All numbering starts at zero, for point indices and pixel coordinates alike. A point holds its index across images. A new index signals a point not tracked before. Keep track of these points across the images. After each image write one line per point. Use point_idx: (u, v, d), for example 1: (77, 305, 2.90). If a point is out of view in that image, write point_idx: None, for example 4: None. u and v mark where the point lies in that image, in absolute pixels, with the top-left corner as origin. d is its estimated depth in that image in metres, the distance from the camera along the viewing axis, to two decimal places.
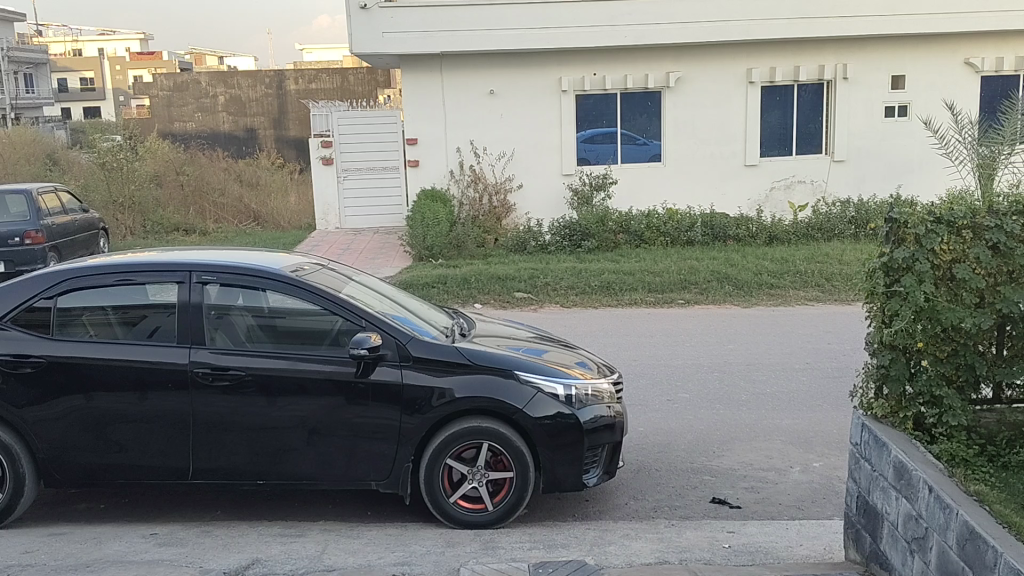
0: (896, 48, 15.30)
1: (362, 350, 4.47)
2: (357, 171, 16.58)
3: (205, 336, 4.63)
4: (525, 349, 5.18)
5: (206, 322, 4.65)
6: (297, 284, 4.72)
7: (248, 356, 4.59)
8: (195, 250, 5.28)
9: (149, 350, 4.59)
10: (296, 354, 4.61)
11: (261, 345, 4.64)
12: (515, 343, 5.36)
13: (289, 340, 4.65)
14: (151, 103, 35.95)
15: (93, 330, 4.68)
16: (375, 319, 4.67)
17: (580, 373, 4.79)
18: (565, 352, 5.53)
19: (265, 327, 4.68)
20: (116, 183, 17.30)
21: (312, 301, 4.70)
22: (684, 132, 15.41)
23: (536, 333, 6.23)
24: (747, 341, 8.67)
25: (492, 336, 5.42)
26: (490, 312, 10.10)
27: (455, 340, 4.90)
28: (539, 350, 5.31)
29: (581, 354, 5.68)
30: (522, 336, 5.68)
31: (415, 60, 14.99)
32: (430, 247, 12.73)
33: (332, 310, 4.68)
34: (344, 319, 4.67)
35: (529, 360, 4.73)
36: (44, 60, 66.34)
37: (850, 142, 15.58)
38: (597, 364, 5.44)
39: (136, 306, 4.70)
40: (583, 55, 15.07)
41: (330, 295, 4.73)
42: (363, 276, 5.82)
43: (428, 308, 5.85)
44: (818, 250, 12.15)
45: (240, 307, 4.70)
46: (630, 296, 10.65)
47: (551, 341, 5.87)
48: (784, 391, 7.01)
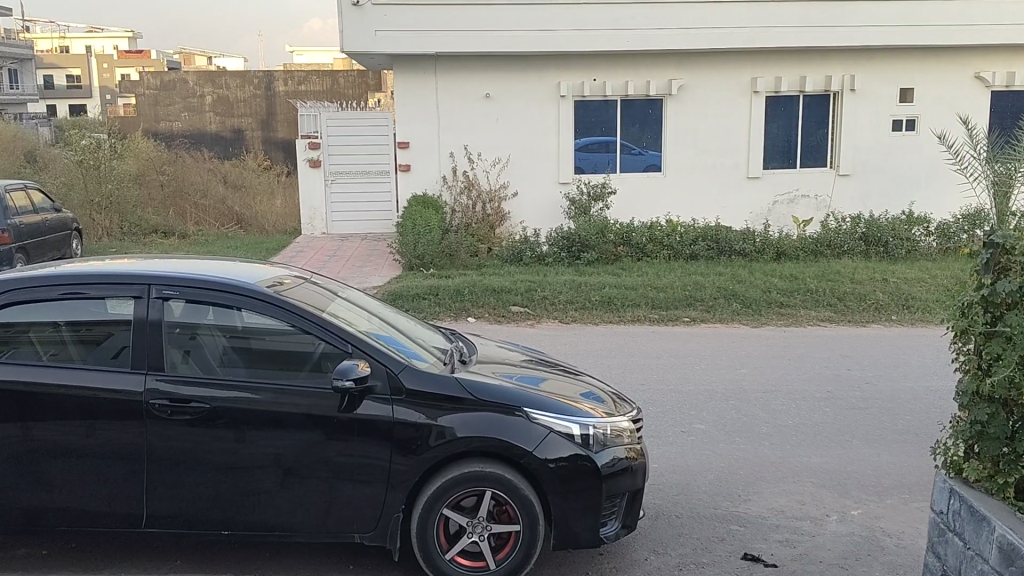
0: (905, 61, 14.85)
1: (350, 383, 3.86)
2: (345, 174, 15.95)
3: (166, 359, 3.99)
4: (529, 379, 4.56)
5: (168, 344, 4.02)
6: (275, 302, 4.10)
7: (216, 384, 3.96)
8: (163, 260, 4.66)
9: (102, 375, 3.96)
10: (270, 383, 3.98)
11: (231, 371, 4.01)
12: (517, 370, 4.74)
13: (264, 366, 4.03)
14: (137, 102, 35.13)
15: (42, 348, 4.05)
16: (364, 346, 4.04)
17: (596, 411, 4.18)
18: (573, 381, 4.92)
19: (237, 350, 4.06)
20: (93, 182, 16.57)
21: (291, 321, 4.07)
22: (686, 142, 14.87)
23: (538, 356, 5.63)
24: (762, 365, 8.10)
25: (492, 362, 4.80)
26: (484, 328, 9.50)
27: (453, 369, 4.29)
28: (542, 378, 4.69)
29: (591, 384, 5.07)
30: (524, 363, 5.06)
31: (408, 61, 14.38)
32: (421, 256, 12.05)
33: (314, 334, 4.05)
34: (326, 342, 4.05)
35: (538, 394, 4.12)
36: (30, 56, 65.41)
37: (856, 156, 15.09)
38: (608, 394, 4.83)
39: (90, 321, 4.07)
40: (583, 60, 14.51)
41: (313, 315, 4.10)
42: (349, 290, 5.19)
43: (421, 328, 5.22)
44: (829, 267, 11.61)
45: (208, 326, 4.08)
46: (633, 313, 10.08)
47: (557, 367, 5.26)
48: (806, 424, 6.45)
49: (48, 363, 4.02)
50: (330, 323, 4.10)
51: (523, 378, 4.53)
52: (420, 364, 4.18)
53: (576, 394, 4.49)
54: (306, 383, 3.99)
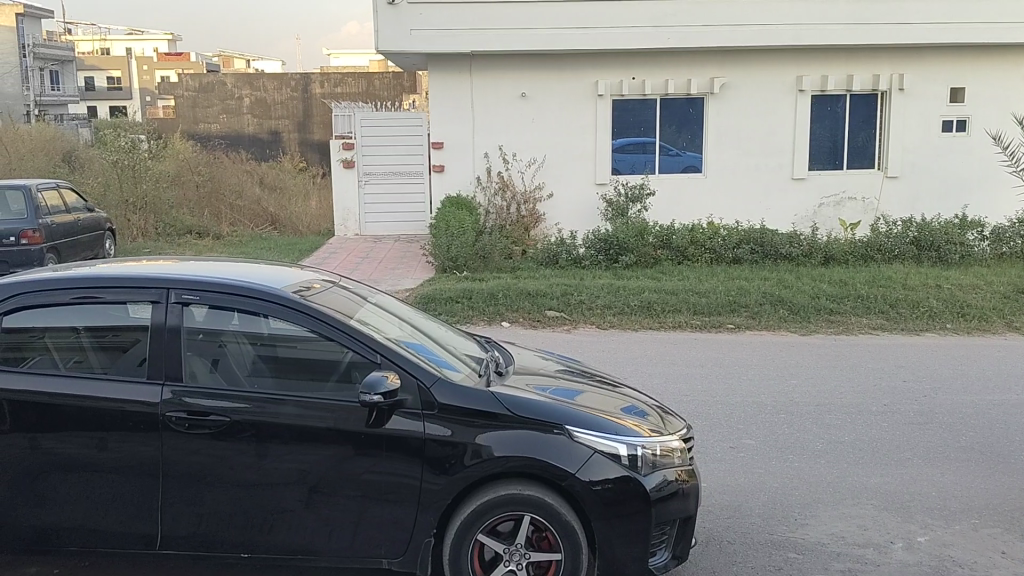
0: (957, 59, 14.33)
1: (377, 398, 3.55)
2: (379, 175, 15.73)
3: (186, 369, 3.74)
4: (569, 392, 4.26)
5: (188, 352, 3.76)
6: (300, 308, 3.82)
7: (237, 395, 3.69)
8: (186, 263, 4.41)
9: (117, 385, 3.71)
10: (295, 395, 3.70)
11: (254, 381, 3.75)
12: (556, 382, 4.43)
13: (288, 377, 3.76)
14: (176, 103, 35.30)
15: (58, 355, 3.82)
16: (394, 357, 3.75)
17: (643, 429, 3.87)
18: (616, 394, 4.60)
19: (260, 359, 3.80)
20: (128, 182, 16.53)
21: (318, 328, 3.79)
22: (727, 142, 14.46)
23: (578, 366, 5.31)
24: (812, 376, 7.71)
25: (530, 373, 4.50)
26: (520, 334, 9.22)
27: (490, 382, 3.99)
28: (582, 392, 4.38)
29: (634, 397, 4.74)
30: (563, 373, 4.75)
31: (444, 60, 14.14)
32: (454, 258, 11.76)
33: (341, 342, 3.77)
34: (354, 352, 3.76)
35: (580, 410, 3.82)
36: (71, 58, 66.32)
37: (905, 157, 14.57)
38: (653, 408, 4.51)
39: (106, 327, 3.82)
40: (623, 58, 14.17)
41: (340, 323, 3.82)
42: (379, 295, 4.91)
43: (454, 335, 4.93)
44: (879, 272, 11.17)
45: (230, 333, 3.82)
46: (674, 319, 9.74)
47: (597, 378, 4.94)
48: (863, 440, 6.07)
49: (64, 371, 3.79)
50: (358, 331, 3.81)
51: (562, 391, 4.23)
52: (455, 376, 3.88)
53: (620, 409, 4.17)
54: (333, 395, 3.71)
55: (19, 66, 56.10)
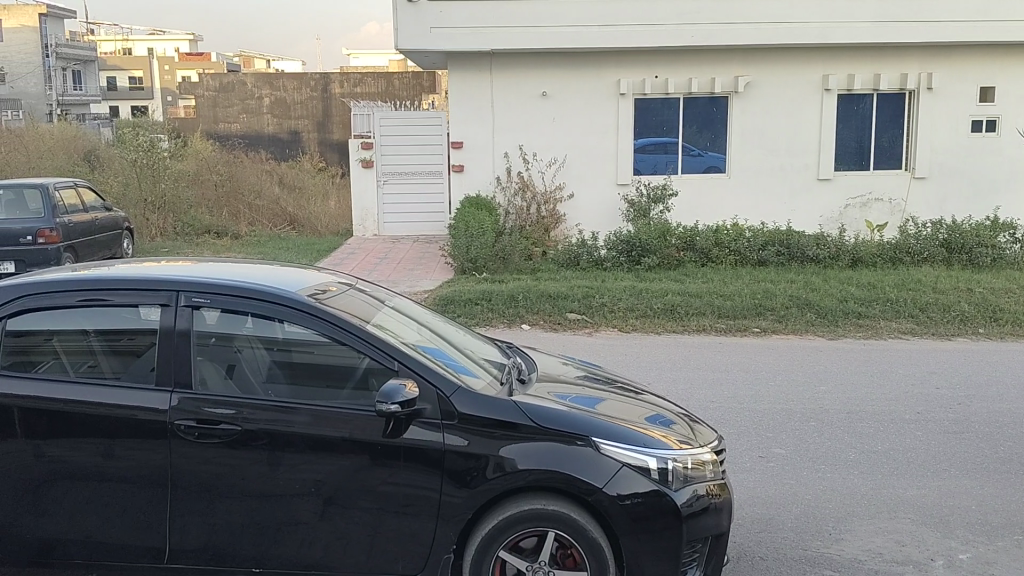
0: (986, 57, 14.02)
1: (395, 408, 3.40)
2: (398, 175, 15.60)
3: (197, 375, 3.60)
4: (591, 401, 4.08)
5: (200, 356, 3.62)
6: (314, 313, 3.67)
7: (249, 402, 3.54)
8: (199, 265, 4.27)
9: (126, 391, 3.57)
10: (309, 404, 3.55)
11: (267, 388, 3.61)
12: (579, 390, 4.25)
13: (303, 384, 3.61)
14: (197, 103, 35.39)
15: (67, 359, 3.69)
16: (411, 363, 3.59)
17: (671, 441, 3.69)
18: (641, 402, 4.41)
19: (274, 364, 3.66)
20: (146, 181, 16.57)
21: (332, 333, 3.63)
22: (751, 143, 14.22)
23: (601, 372, 5.13)
24: (842, 382, 7.49)
25: (553, 381, 4.33)
26: (540, 337, 9.04)
27: (513, 390, 3.82)
28: (605, 399, 4.20)
29: (660, 405, 4.56)
30: (586, 381, 4.57)
31: (463, 59, 13.99)
32: (473, 259, 11.59)
33: (356, 347, 3.62)
34: (372, 359, 3.60)
35: (605, 420, 3.64)
36: (93, 58, 66.76)
37: (933, 158, 14.28)
38: (680, 417, 4.33)
39: (116, 330, 3.69)
40: (645, 57, 13.97)
41: (356, 327, 3.66)
42: (396, 298, 4.76)
43: (473, 340, 4.76)
44: (908, 275, 10.91)
45: (243, 337, 3.68)
46: (697, 322, 9.53)
47: (621, 385, 4.76)
48: (897, 450, 5.85)
49: (72, 376, 3.65)
50: (374, 336, 3.65)
51: (584, 399, 4.05)
52: (475, 385, 3.72)
53: (645, 420, 3.99)
54: (349, 400, 3.56)
55: (42, 67, 56.56)
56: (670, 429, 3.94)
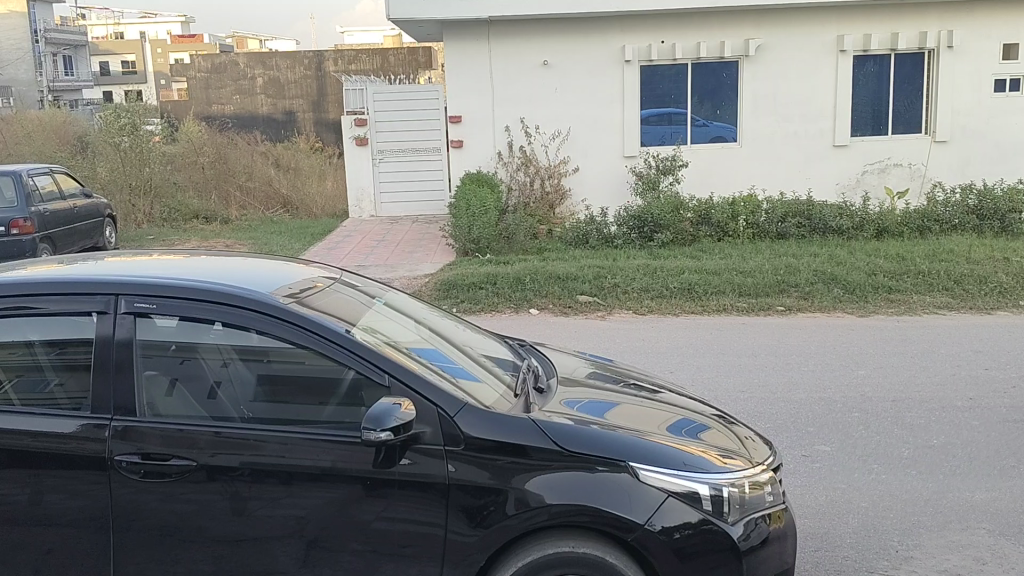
0: (1009, 12, 13.27)
1: (385, 435, 2.81)
2: (395, 152, 14.91)
3: (150, 396, 3.00)
4: (615, 410, 3.46)
5: (153, 373, 3.02)
6: (288, 317, 3.03)
7: (210, 428, 2.94)
8: (160, 261, 3.65)
9: (71, 418, 2.96)
10: (285, 429, 2.94)
11: (237, 407, 3.02)
12: (602, 396, 3.63)
13: (278, 403, 3.01)
14: (189, 85, 34.55)
15: (11, 380, 3.09)
16: (406, 377, 2.96)
17: (717, 456, 3.08)
18: (672, 406, 3.79)
19: (244, 378, 3.05)
20: (131, 166, 15.88)
21: (308, 342, 3.00)
22: (763, 108, 13.51)
23: (626, 371, 4.48)
24: (882, 365, 6.87)
25: (572, 386, 3.70)
26: (551, 323, 8.42)
27: (531, 402, 3.21)
28: (633, 406, 3.57)
29: (693, 407, 3.93)
30: (607, 383, 3.93)
31: (458, 27, 13.26)
32: (476, 240, 10.93)
33: (338, 359, 2.99)
34: (357, 372, 2.98)
35: (640, 437, 3.03)
36: (83, 43, 65.88)
37: (954, 120, 13.57)
38: (718, 422, 3.71)
39: (59, 342, 3.08)
40: (650, 21, 13.25)
41: (339, 333, 3.04)
42: (389, 292, 4.13)
43: (479, 337, 4.13)
44: (938, 245, 10.26)
45: (205, 348, 3.06)
46: (717, 301, 8.90)
47: (647, 385, 4.12)
48: (956, 444, 5.23)
49: (15, 403, 3.05)
50: (359, 345, 3.02)
51: (608, 409, 3.43)
52: (485, 399, 3.10)
53: (681, 432, 3.38)
54: (335, 420, 2.95)
55: (31, 53, 55.62)
56: (709, 442, 3.33)
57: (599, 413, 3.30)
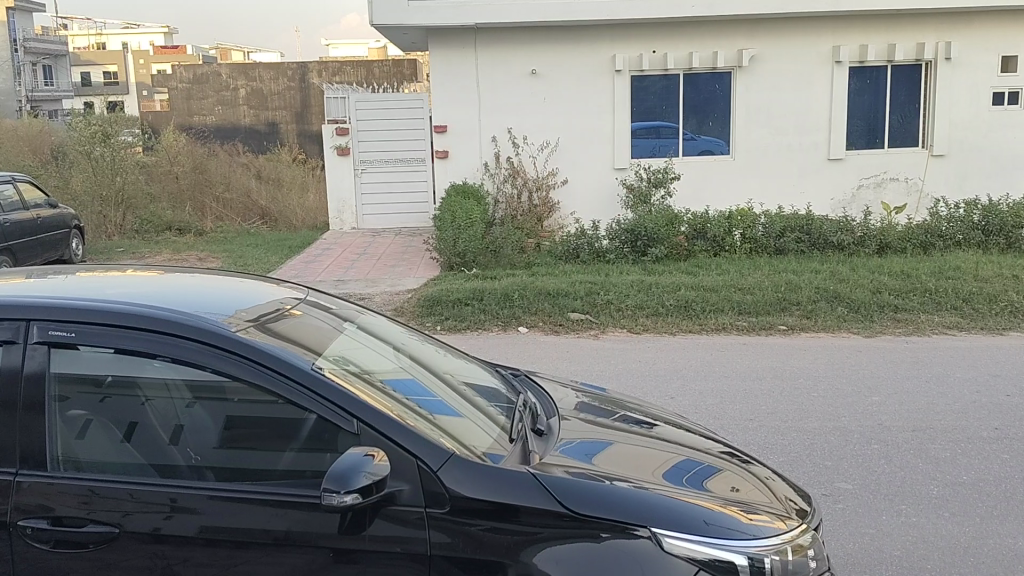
0: (1008, 24, 12.96)
1: (352, 498, 2.30)
2: (377, 163, 14.40)
3: (90, 447, 2.53)
4: (619, 455, 2.98)
5: (96, 415, 2.56)
6: (238, 350, 2.51)
7: (157, 488, 2.44)
8: (108, 279, 3.16)
9: None
10: (231, 490, 2.44)
11: (186, 453, 2.53)
12: (602, 438, 3.13)
13: (232, 452, 2.52)
14: (170, 96, 33.93)
15: None
16: (379, 424, 2.46)
17: (742, 512, 2.61)
18: (678, 444, 3.31)
19: (193, 418, 2.55)
20: (102, 176, 15.13)
21: (261, 380, 2.48)
22: (758, 120, 13.10)
23: (625, 400, 3.99)
24: (896, 390, 6.42)
25: (568, 425, 3.21)
26: (541, 342, 7.95)
27: (529, 454, 2.72)
28: (637, 449, 3.09)
29: (700, 444, 3.44)
30: (603, 418, 3.43)
31: (444, 34, 12.81)
32: (461, 253, 10.40)
33: (296, 401, 2.47)
34: (318, 417, 2.47)
35: (656, 491, 2.56)
36: (63, 52, 65.11)
37: (952, 134, 13.22)
38: (731, 462, 3.24)
39: None
40: (642, 30, 12.84)
41: (299, 369, 2.52)
42: (360, 315, 3.63)
43: (463, 364, 3.64)
44: (944, 262, 9.86)
45: (146, 382, 2.55)
46: (715, 319, 8.45)
47: (645, 418, 3.63)
48: (989, 481, 4.76)
49: None
50: (324, 383, 2.51)
51: (609, 454, 2.95)
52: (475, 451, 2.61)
53: (693, 479, 2.91)
54: (305, 483, 2.43)
55: (11, 63, 54.87)
56: (724, 492, 2.86)
57: (603, 461, 2.81)
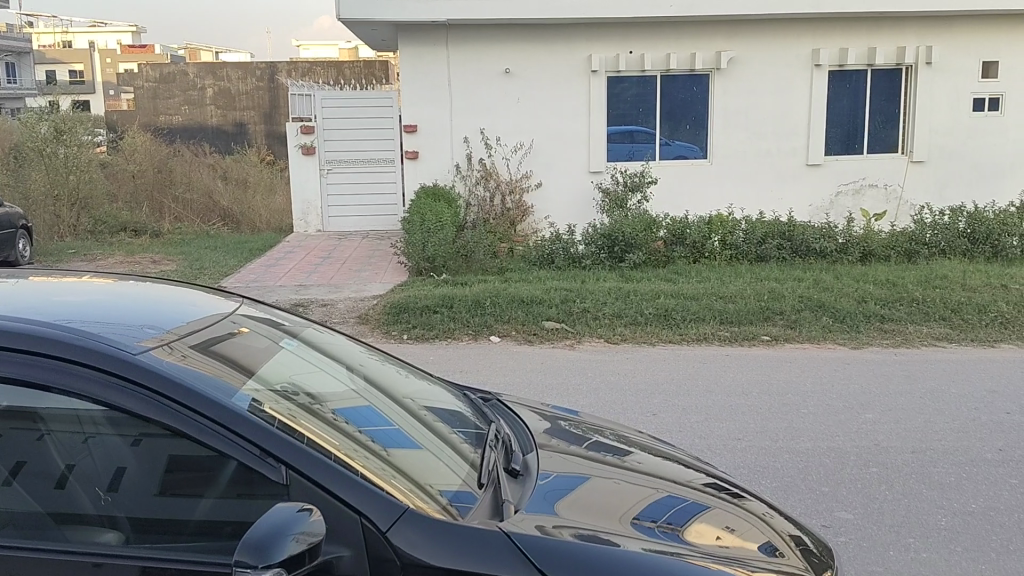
0: (990, 29, 12.71)
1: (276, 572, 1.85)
2: (345, 163, 13.90)
3: (3, 496, 2.12)
4: (602, 494, 2.56)
5: (4, 455, 2.14)
6: (137, 379, 2.03)
7: (69, 557, 2.00)
8: (27, 288, 2.72)
9: None
10: (140, 555, 2.01)
11: (98, 498, 2.10)
12: (581, 473, 2.70)
13: (147, 498, 2.09)
14: (135, 95, 33.06)
15: None
16: (312, 471, 2.03)
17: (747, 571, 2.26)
18: (663, 475, 2.91)
19: (105, 452, 2.12)
20: (55, 175, 14.37)
21: (164, 417, 2.02)
22: (735, 124, 12.77)
23: (599, 421, 3.56)
24: (890, 407, 6.04)
25: (540, 457, 2.77)
26: (515, 353, 7.50)
27: (500, 503, 2.30)
28: (621, 485, 2.68)
29: (686, 474, 3.03)
30: (578, 446, 3.00)
31: (414, 31, 12.33)
32: (431, 258, 9.92)
33: (207, 443, 2.02)
34: (244, 464, 2.03)
35: (640, 551, 2.17)
36: (27, 49, 63.76)
37: (933, 140, 12.96)
38: (722, 497, 2.86)
39: None
40: (619, 29, 12.45)
41: (211, 399, 2.06)
42: (305, 328, 3.16)
43: (425, 385, 3.20)
44: (929, 271, 9.55)
45: (49, 415, 2.10)
46: (696, 330, 8.05)
47: (623, 443, 3.22)
48: (1001, 510, 4.38)
49: None
50: (243, 418, 2.06)
51: (591, 494, 2.53)
52: (430, 501, 2.19)
53: (682, 523, 2.50)
54: (228, 549, 2.01)
55: None
56: (717, 541, 2.46)
57: (583, 508, 2.39)
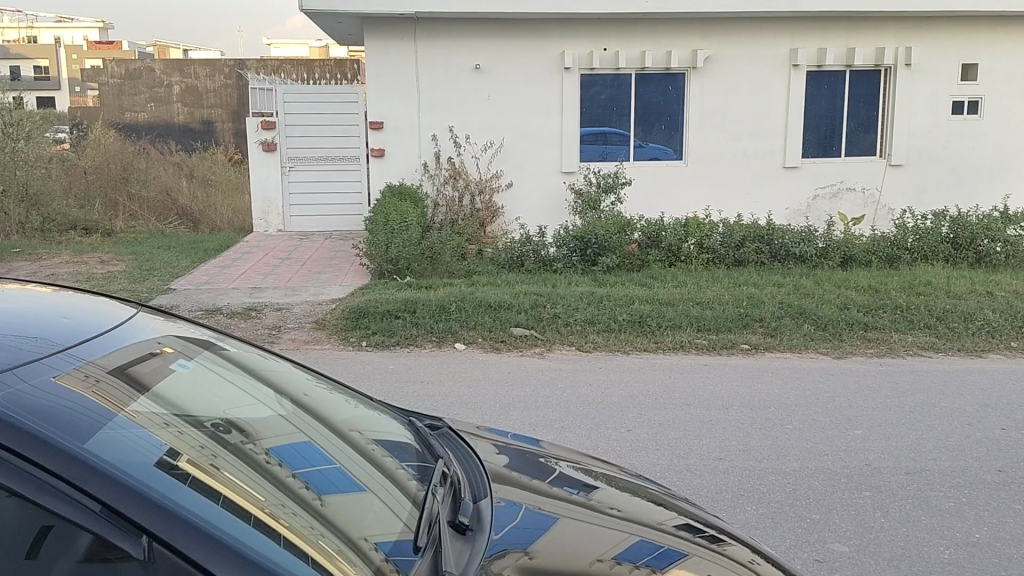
0: (970, 31, 12.46)
1: None
2: (308, 160, 13.38)
3: None
4: (564, 548, 2.12)
5: None
6: None
7: None
8: None
9: None
10: None
11: None
12: (539, 518, 2.26)
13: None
14: (100, 91, 32.13)
15: None
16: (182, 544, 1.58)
17: None
18: (635, 516, 2.47)
19: None
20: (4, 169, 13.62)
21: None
22: (711, 124, 12.41)
23: (562, 448, 3.12)
24: (879, 422, 5.66)
25: (491, 499, 2.32)
26: (482, 360, 7.06)
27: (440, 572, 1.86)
28: (587, 534, 2.23)
29: (663, 514, 2.59)
30: (538, 481, 2.56)
31: (380, 24, 11.83)
32: (394, 260, 9.44)
33: (51, 508, 1.56)
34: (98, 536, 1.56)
35: None
36: None
37: (911, 143, 12.69)
38: (706, 543, 2.43)
39: None
40: (593, 25, 12.05)
41: (55, 448, 1.59)
42: (228, 347, 2.70)
43: (369, 411, 2.76)
44: (912, 277, 9.24)
45: None
46: (672, 337, 7.65)
47: (590, 476, 2.78)
48: (1006, 541, 3.99)
49: None
50: (96, 473, 1.60)
51: (551, 551, 2.08)
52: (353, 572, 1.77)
53: None
54: None
55: None
56: None
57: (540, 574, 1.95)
